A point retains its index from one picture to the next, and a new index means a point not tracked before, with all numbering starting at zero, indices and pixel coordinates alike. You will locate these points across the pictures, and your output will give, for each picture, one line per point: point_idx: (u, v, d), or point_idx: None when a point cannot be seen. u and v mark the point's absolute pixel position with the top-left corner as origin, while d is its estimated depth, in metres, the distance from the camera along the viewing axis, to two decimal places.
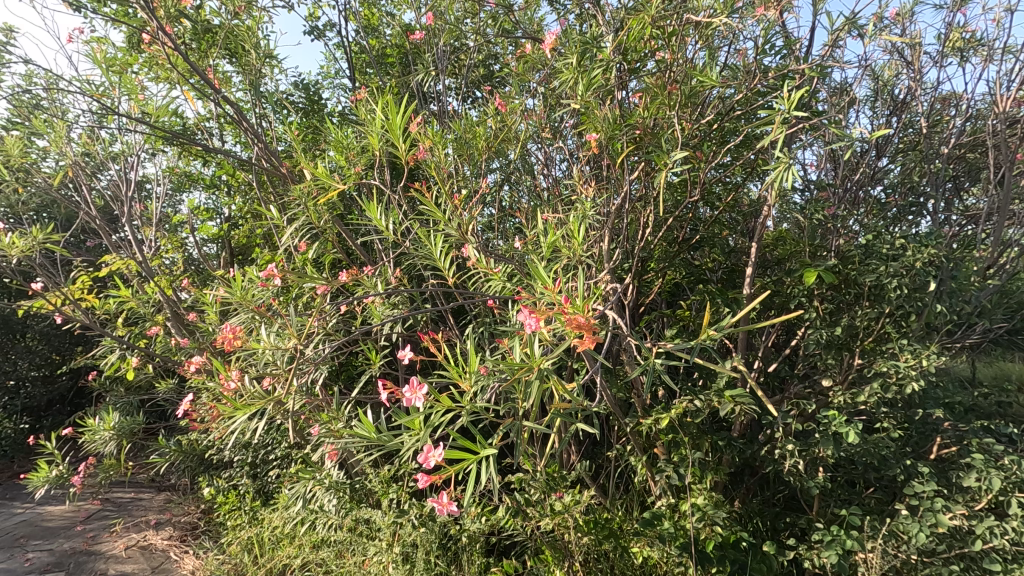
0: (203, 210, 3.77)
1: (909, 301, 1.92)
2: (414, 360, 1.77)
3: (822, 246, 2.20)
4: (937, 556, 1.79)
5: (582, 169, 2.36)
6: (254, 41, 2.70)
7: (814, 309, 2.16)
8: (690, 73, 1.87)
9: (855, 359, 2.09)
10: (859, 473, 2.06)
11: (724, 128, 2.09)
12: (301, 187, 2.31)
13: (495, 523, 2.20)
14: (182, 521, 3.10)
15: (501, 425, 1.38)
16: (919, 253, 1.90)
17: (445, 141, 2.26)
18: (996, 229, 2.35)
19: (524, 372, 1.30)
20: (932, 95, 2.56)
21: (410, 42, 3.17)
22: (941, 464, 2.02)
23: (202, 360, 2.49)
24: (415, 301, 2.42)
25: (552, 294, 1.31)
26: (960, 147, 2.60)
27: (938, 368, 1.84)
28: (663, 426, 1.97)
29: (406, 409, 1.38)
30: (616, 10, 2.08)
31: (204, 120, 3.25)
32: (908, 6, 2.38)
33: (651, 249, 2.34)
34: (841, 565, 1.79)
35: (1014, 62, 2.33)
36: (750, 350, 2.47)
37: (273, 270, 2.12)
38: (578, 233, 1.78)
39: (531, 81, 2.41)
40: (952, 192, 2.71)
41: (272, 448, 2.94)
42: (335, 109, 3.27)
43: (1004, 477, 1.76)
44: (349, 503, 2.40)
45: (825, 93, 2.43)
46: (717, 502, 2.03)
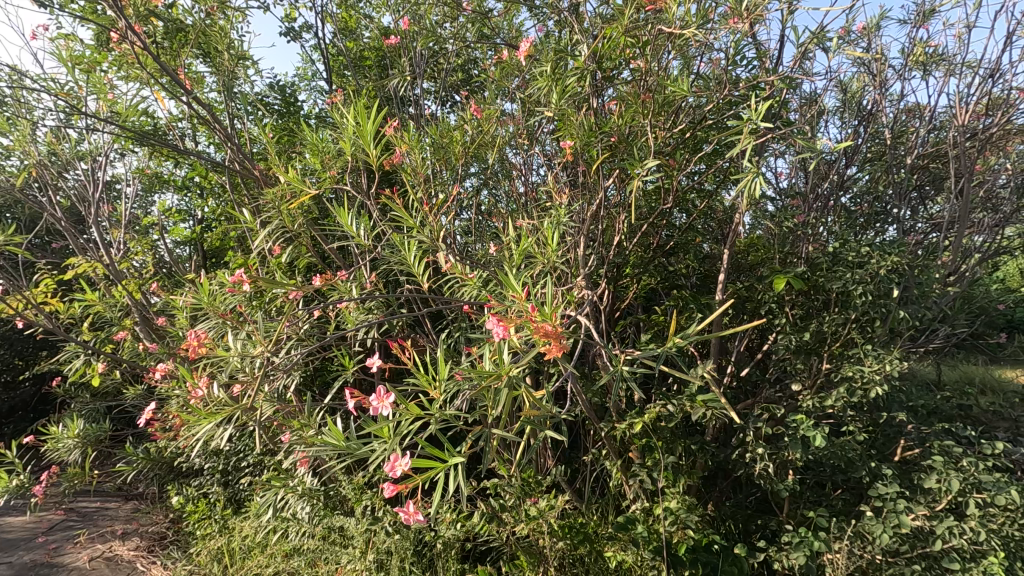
0: (174, 211, 3.69)
1: (874, 307, 1.97)
2: (383, 365, 1.72)
3: (792, 253, 2.25)
4: (901, 556, 1.82)
5: (559, 175, 2.38)
6: (228, 42, 2.67)
7: (784, 315, 2.20)
8: (663, 83, 1.91)
9: (823, 363, 2.13)
10: (827, 475, 2.10)
11: (696, 136, 2.14)
12: (274, 189, 2.28)
13: (470, 529, 2.20)
14: (149, 530, 3.01)
15: (470, 433, 1.37)
16: (883, 260, 1.95)
17: (422, 145, 2.25)
18: (957, 238, 2.43)
19: (493, 380, 1.29)
20: (898, 107, 2.63)
21: (388, 45, 3.16)
22: (904, 466, 2.08)
23: (170, 366, 2.43)
24: (390, 306, 2.39)
25: (521, 302, 1.31)
26: (923, 158, 2.68)
27: (901, 372, 1.89)
28: (636, 431, 2.00)
29: (373, 417, 1.35)
30: (593, 19, 2.11)
31: (176, 121, 3.19)
32: (874, 21, 2.45)
33: (626, 255, 2.36)
34: (808, 566, 1.83)
35: (974, 77, 2.41)
36: (723, 355, 2.51)
37: (241, 276, 2.07)
38: (552, 239, 1.79)
39: (508, 87, 2.42)
40: (916, 202, 2.80)
41: (244, 455, 2.88)
42: (311, 111, 3.24)
43: (963, 478, 1.81)
44: (323, 511, 2.37)
45: (796, 104, 2.49)
46: (690, 505, 2.05)
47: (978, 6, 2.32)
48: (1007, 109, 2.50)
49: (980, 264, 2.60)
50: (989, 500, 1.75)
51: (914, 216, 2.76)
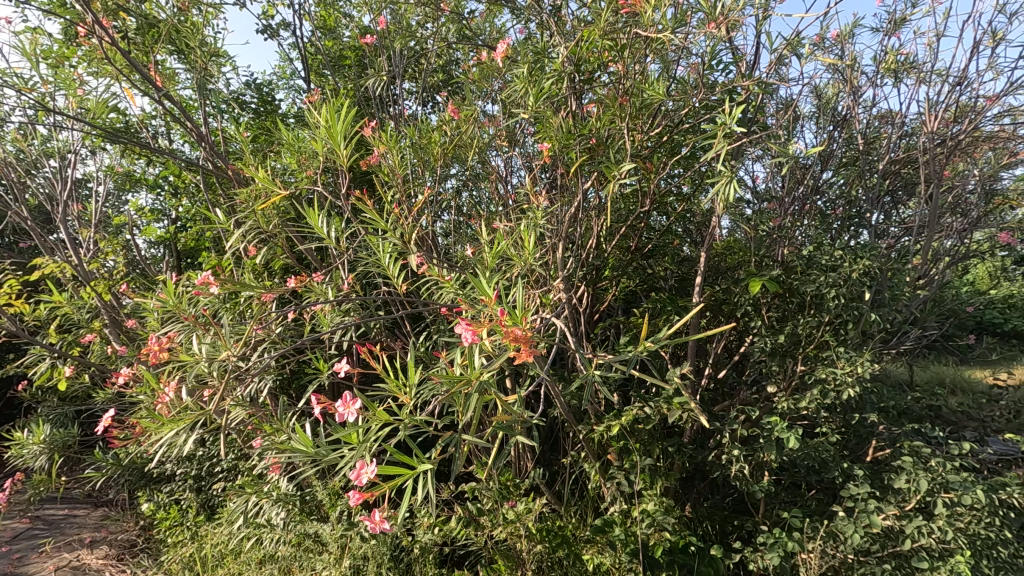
0: (148, 211, 3.62)
1: (846, 310, 2.00)
2: (350, 369, 1.68)
3: (767, 255, 2.28)
4: (872, 556, 1.85)
5: (538, 177, 2.38)
6: (201, 38, 2.63)
7: (760, 318, 2.22)
8: (641, 86, 1.91)
9: (798, 365, 2.16)
10: (802, 476, 2.13)
11: (674, 139, 2.14)
12: (248, 189, 2.24)
13: (447, 533, 2.19)
14: (119, 538, 2.93)
15: (441, 439, 1.34)
16: (855, 263, 1.98)
17: (399, 146, 2.24)
18: (927, 242, 2.48)
19: (463, 386, 1.27)
20: (871, 113, 2.68)
21: (368, 44, 3.12)
22: (876, 466, 2.11)
23: (134, 370, 2.36)
24: (368, 308, 2.36)
25: (491, 306, 1.28)
26: (895, 163, 2.73)
27: (873, 374, 1.92)
28: (613, 433, 2.01)
29: (341, 425, 1.32)
30: (572, 22, 2.11)
31: (149, 118, 3.12)
32: (848, 29, 2.50)
33: (604, 258, 2.37)
34: (782, 567, 1.85)
35: (944, 85, 2.46)
36: (701, 357, 2.52)
37: (207, 277, 1.99)
38: (528, 241, 1.78)
39: (488, 87, 2.41)
40: (889, 206, 2.85)
41: (218, 460, 2.83)
42: (289, 110, 3.18)
43: (931, 478, 1.83)
44: (298, 517, 2.33)
45: (773, 109, 2.52)
46: (667, 507, 2.06)
47: (946, 15, 2.37)
48: (975, 116, 2.56)
49: (949, 267, 2.65)
50: (956, 500, 1.77)
51: (887, 220, 2.81)
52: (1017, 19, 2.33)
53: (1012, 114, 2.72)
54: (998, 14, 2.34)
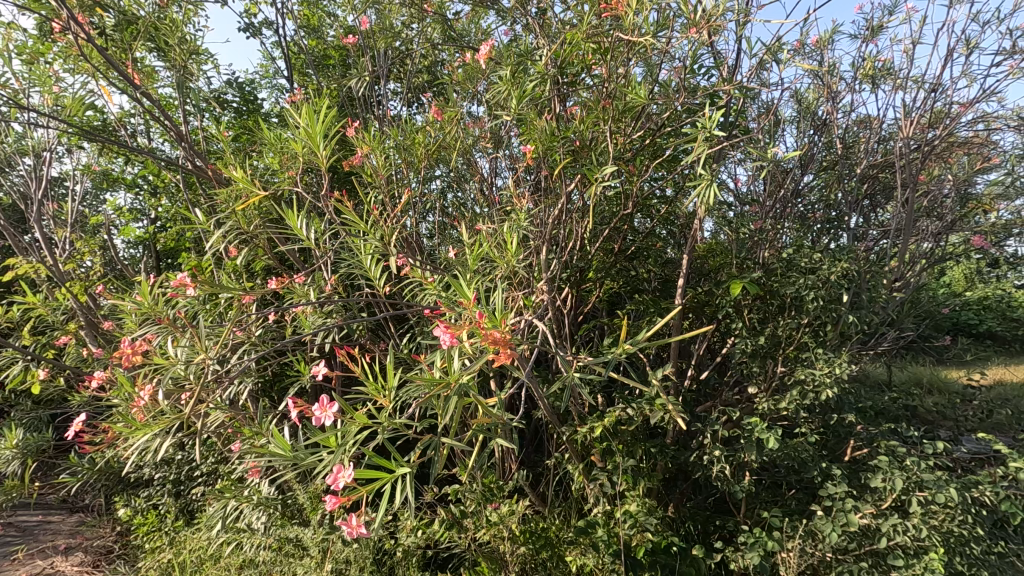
0: (126, 211, 3.55)
1: (825, 312, 2.03)
2: (328, 372, 1.66)
3: (748, 258, 2.30)
4: (849, 554, 1.87)
5: (522, 179, 2.38)
6: (181, 36, 2.59)
7: (741, 319, 2.24)
8: (623, 89, 1.92)
9: (778, 367, 2.19)
10: (782, 476, 2.16)
11: (656, 142, 2.16)
12: (228, 189, 2.21)
13: (430, 536, 2.18)
14: (95, 545, 2.87)
15: (419, 442, 1.32)
16: (833, 266, 2.01)
17: (383, 147, 2.22)
18: (904, 245, 2.53)
19: (443, 388, 1.26)
20: (850, 118, 2.72)
21: (352, 44, 3.09)
22: (854, 465, 2.14)
23: (107, 373, 2.30)
24: (350, 310, 2.34)
25: (469, 308, 1.27)
26: (874, 168, 2.78)
27: (850, 376, 1.95)
28: (596, 434, 2.02)
29: (318, 428, 1.30)
30: (556, 25, 2.12)
31: (127, 116, 3.06)
32: (827, 35, 2.53)
33: (588, 260, 2.38)
34: (761, 566, 1.87)
35: (919, 91, 2.51)
36: (684, 358, 2.54)
37: (184, 280, 1.99)
38: (511, 243, 1.78)
39: (472, 89, 2.40)
40: (868, 209, 2.89)
41: (197, 464, 2.78)
42: (271, 110, 3.15)
43: (907, 477, 1.86)
44: (279, 520, 2.33)
45: (754, 113, 2.55)
46: (649, 508, 2.07)
47: (922, 23, 2.41)
48: (949, 122, 2.62)
49: (925, 270, 2.70)
50: (930, 498, 1.79)
51: (866, 223, 2.85)
52: (989, 28, 2.38)
53: (985, 121, 2.78)
54: (972, 22, 2.39)
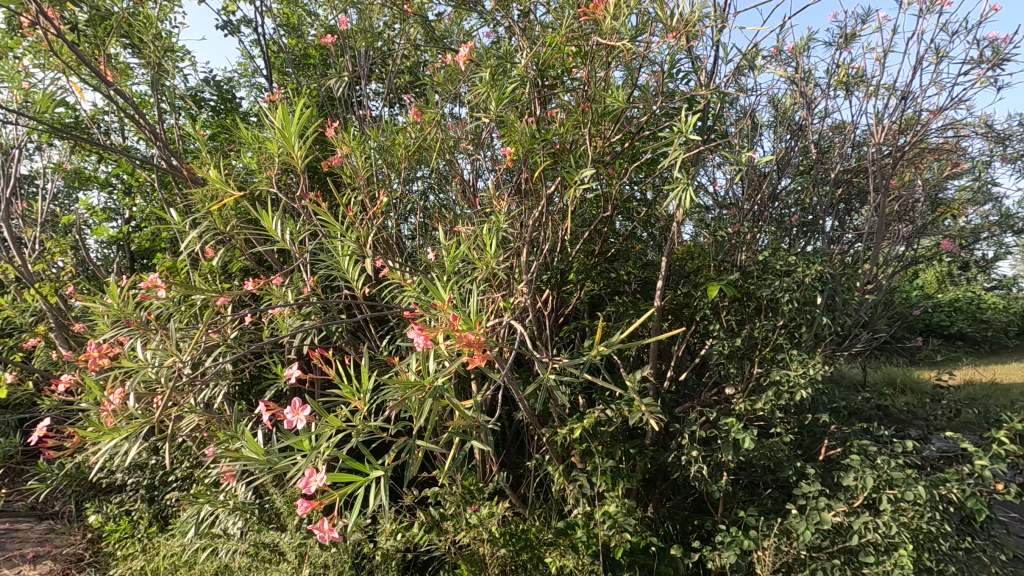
0: (99, 211, 3.48)
1: (799, 314, 2.07)
2: (302, 374, 1.64)
3: (725, 260, 2.33)
4: (823, 551, 1.91)
5: (503, 181, 2.38)
6: (155, 33, 2.54)
7: (719, 321, 2.28)
8: (602, 93, 1.94)
9: (754, 368, 2.22)
10: (758, 475, 2.19)
11: (636, 146, 2.18)
12: (203, 189, 2.18)
13: (409, 539, 2.17)
14: (64, 552, 2.79)
15: (395, 445, 1.31)
16: (808, 269, 2.05)
17: (363, 147, 2.21)
18: (876, 248, 2.59)
19: (416, 391, 1.25)
20: (825, 124, 2.77)
21: (333, 44, 3.07)
22: (828, 464, 2.18)
23: (73, 378, 2.23)
24: (329, 312, 2.33)
25: (444, 310, 1.27)
26: (847, 173, 2.84)
27: (824, 376, 1.99)
28: (575, 435, 2.03)
29: (291, 432, 1.29)
30: (537, 28, 2.13)
31: (100, 113, 3.01)
32: (803, 42, 2.58)
33: (568, 262, 2.39)
34: (738, 564, 1.90)
35: (891, 98, 2.57)
36: (664, 360, 2.57)
37: (156, 279, 1.90)
38: (489, 245, 1.78)
39: (454, 90, 2.40)
40: (843, 213, 2.95)
41: (172, 469, 2.73)
42: (250, 109, 3.11)
43: (878, 475, 1.90)
44: (257, 526, 2.30)
45: (732, 117, 2.58)
46: (629, 509, 2.08)
47: (893, 32, 2.47)
48: (920, 129, 2.68)
49: (896, 273, 2.77)
50: (899, 495, 1.83)
51: (840, 227, 2.91)
52: (957, 38, 2.45)
53: (955, 128, 2.86)
54: (940, 32, 2.45)
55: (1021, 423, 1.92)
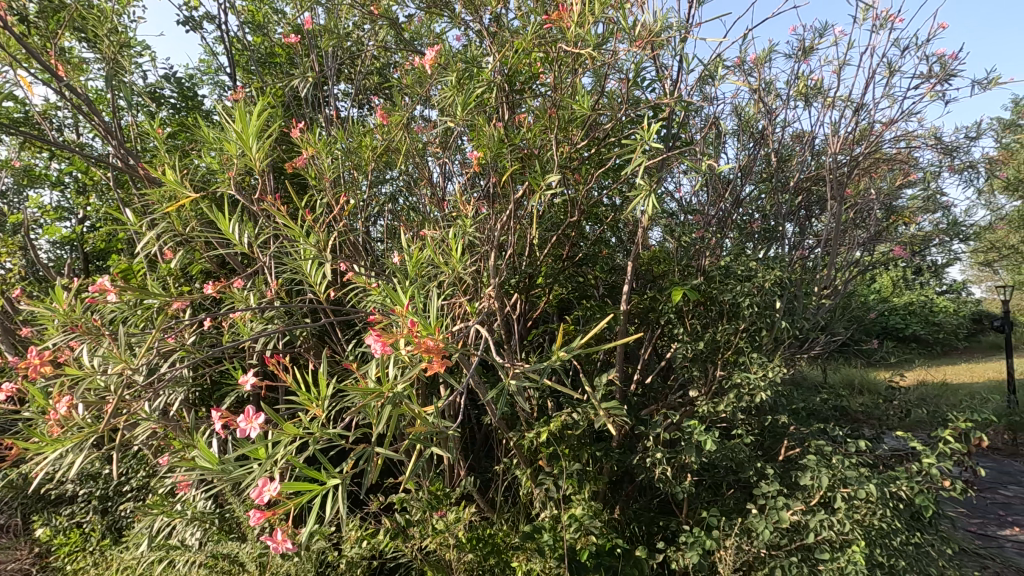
0: (51, 210, 3.34)
1: (759, 318, 2.13)
2: (256, 382, 1.59)
3: (690, 265, 2.38)
4: (782, 549, 1.96)
5: (471, 186, 2.38)
6: (111, 27, 2.46)
7: (683, 325, 2.32)
8: (568, 99, 1.96)
9: (717, 370, 2.27)
10: (721, 476, 2.24)
11: (602, 152, 2.21)
12: (160, 189, 2.12)
13: (375, 546, 2.14)
14: (9, 568, 2.67)
15: (353, 452, 1.28)
16: (767, 274, 2.11)
17: (328, 149, 2.18)
18: (833, 254, 2.67)
19: (375, 398, 1.23)
20: (785, 133, 2.85)
21: (300, 43, 3.01)
22: (787, 464, 2.24)
23: (14, 386, 2.12)
24: (293, 315, 2.28)
25: (402, 315, 1.25)
26: (807, 181, 2.93)
27: (782, 378, 2.04)
28: (542, 439, 2.04)
29: (244, 441, 1.25)
30: (504, 33, 2.13)
31: (52, 108, 2.89)
32: (764, 53, 2.65)
33: (537, 266, 2.40)
34: (700, 564, 1.93)
35: (847, 109, 2.66)
36: (630, 363, 2.60)
37: (105, 283, 1.79)
38: (455, 249, 1.77)
39: (421, 93, 2.39)
40: (804, 219, 3.04)
41: (128, 478, 2.64)
42: (213, 108, 3.03)
43: (833, 474, 1.96)
44: (217, 535, 2.24)
45: (697, 125, 2.64)
46: (595, 511, 2.10)
47: (849, 46, 2.56)
48: (874, 139, 2.79)
49: (852, 277, 2.86)
50: (853, 493, 1.89)
51: (800, 233, 3.00)
52: (909, 53, 2.55)
53: (907, 139, 2.98)
54: (892, 47, 2.56)
55: (966, 422, 2.01)
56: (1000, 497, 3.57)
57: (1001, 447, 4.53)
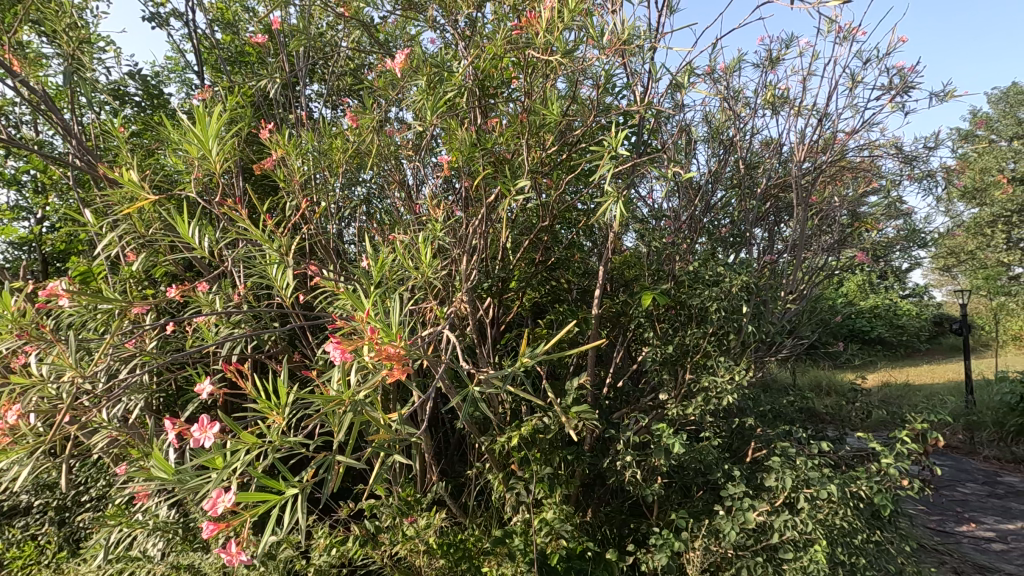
0: (6, 209, 3.22)
1: (726, 322, 2.17)
2: (215, 389, 1.55)
3: (660, 270, 2.40)
4: (748, 550, 2.00)
5: (442, 190, 2.37)
6: (69, 22, 2.38)
7: (653, 329, 2.35)
8: (539, 104, 1.97)
9: (686, 374, 2.30)
10: (690, 478, 2.27)
11: (574, 157, 2.22)
12: (120, 190, 2.06)
13: (344, 554, 2.11)
14: None
15: (314, 460, 1.26)
16: (734, 279, 2.14)
17: (297, 150, 2.15)
18: (799, 259, 2.73)
19: (336, 405, 1.22)
20: (754, 140, 2.91)
21: (271, 42, 2.96)
22: (754, 466, 2.28)
23: None
24: (261, 319, 2.24)
25: (361, 322, 1.24)
26: (775, 187, 3.00)
27: (748, 382, 2.08)
28: (512, 443, 2.04)
29: (200, 450, 1.22)
30: (475, 38, 2.13)
31: (7, 104, 2.79)
32: (734, 62, 2.71)
33: (509, 270, 2.40)
34: (668, 566, 1.95)
35: (812, 118, 2.73)
36: (602, 367, 2.62)
37: (56, 288, 1.71)
38: (424, 254, 1.75)
39: (393, 96, 2.37)
40: (773, 224, 3.11)
41: (87, 487, 2.56)
42: (179, 106, 2.96)
43: (797, 476, 2.00)
44: (180, 545, 2.18)
45: (668, 131, 2.68)
46: (566, 515, 2.11)
47: (814, 57, 2.63)
48: (839, 147, 2.86)
49: (818, 282, 2.94)
50: (815, 494, 1.93)
51: (769, 238, 3.06)
52: (870, 65, 2.63)
53: (870, 148, 3.07)
54: (855, 59, 2.63)
55: (922, 423, 2.08)
56: (957, 495, 3.71)
57: (958, 446, 4.71)
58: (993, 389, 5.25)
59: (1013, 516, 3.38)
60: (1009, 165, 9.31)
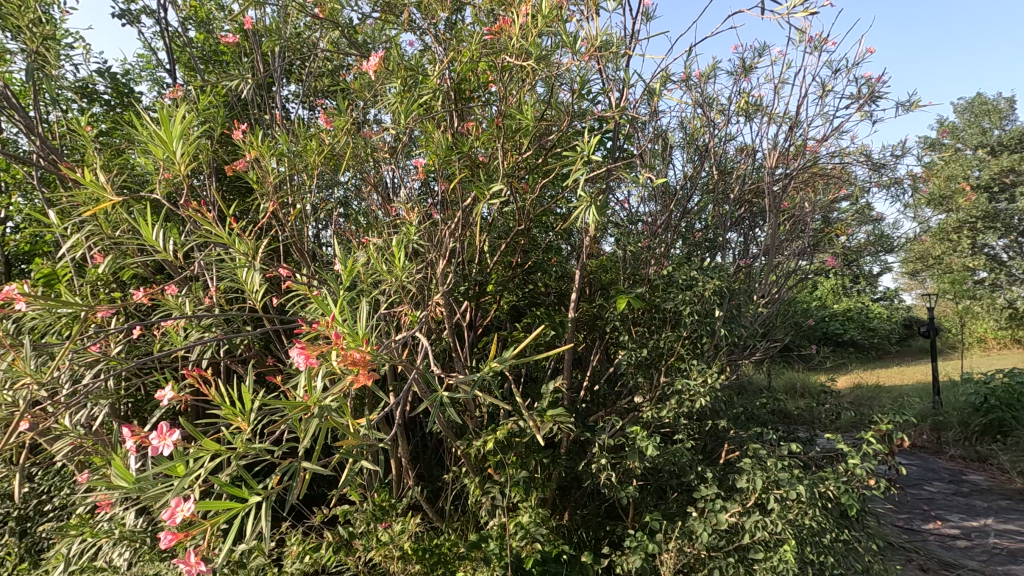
0: None
1: (699, 326, 2.19)
2: (177, 395, 1.52)
3: (635, 273, 2.42)
4: (720, 550, 2.02)
5: (418, 192, 2.35)
6: (33, 17, 2.31)
7: (628, 332, 2.36)
8: (514, 108, 1.96)
9: (661, 376, 2.32)
10: (665, 480, 2.29)
11: (550, 161, 2.22)
12: (85, 190, 2.00)
13: (317, 561, 2.08)
14: None
15: (281, 466, 1.24)
16: (707, 283, 2.16)
17: (267, 151, 2.11)
18: (771, 263, 2.78)
19: (302, 411, 1.21)
20: (728, 146, 2.96)
21: (246, 41, 2.92)
22: (727, 467, 2.31)
23: None
24: (233, 323, 2.20)
25: (327, 326, 1.23)
26: (749, 193, 3.05)
27: (721, 385, 2.10)
28: (487, 447, 2.03)
29: (162, 458, 1.20)
30: (452, 40, 2.12)
31: None
32: (709, 69, 2.76)
33: (486, 273, 2.39)
34: (642, 568, 1.96)
35: (784, 125, 2.78)
36: (578, 370, 2.63)
37: (10, 291, 1.64)
38: (398, 257, 1.74)
39: (368, 97, 2.35)
40: (747, 229, 3.16)
41: (51, 496, 2.48)
42: (150, 105, 2.89)
43: (767, 477, 2.03)
44: (147, 555, 2.12)
45: (645, 136, 2.70)
46: (541, 519, 2.11)
47: (785, 66, 2.69)
48: (810, 154, 2.92)
49: (790, 285, 2.99)
50: (785, 494, 1.97)
51: (743, 243, 3.11)
52: (839, 75, 2.69)
53: (840, 155, 3.14)
54: (825, 69, 2.69)
55: (888, 423, 2.12)
56: (924, 493, 3.82)
57: (926, 445, 4.84)
58: (958, 389, 5.40)
59: (976, 513, 3.49)
60: (974, 173, 9.63)
